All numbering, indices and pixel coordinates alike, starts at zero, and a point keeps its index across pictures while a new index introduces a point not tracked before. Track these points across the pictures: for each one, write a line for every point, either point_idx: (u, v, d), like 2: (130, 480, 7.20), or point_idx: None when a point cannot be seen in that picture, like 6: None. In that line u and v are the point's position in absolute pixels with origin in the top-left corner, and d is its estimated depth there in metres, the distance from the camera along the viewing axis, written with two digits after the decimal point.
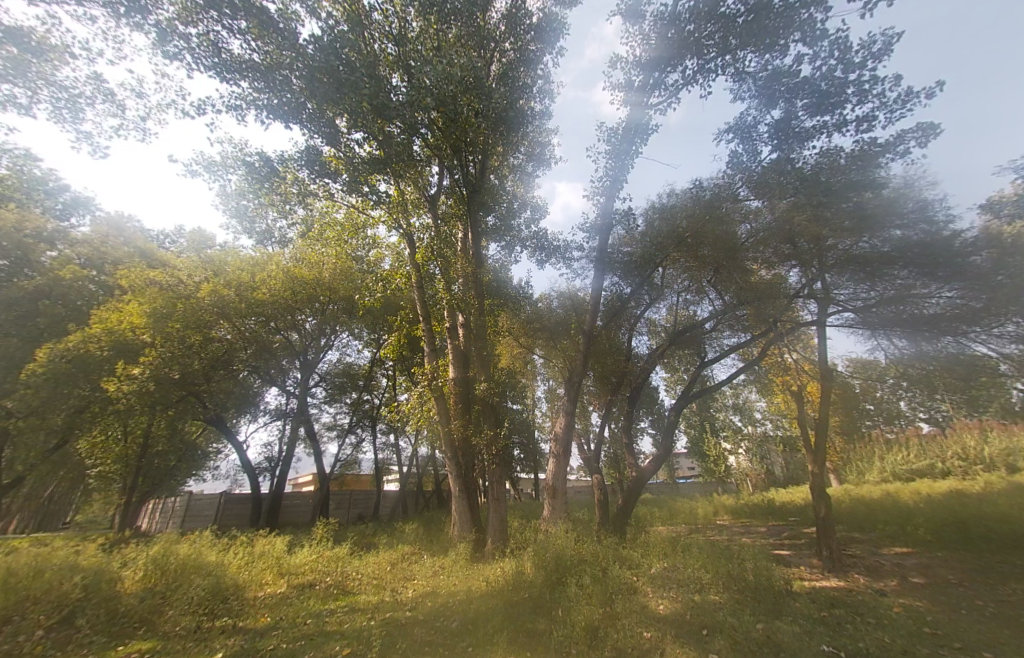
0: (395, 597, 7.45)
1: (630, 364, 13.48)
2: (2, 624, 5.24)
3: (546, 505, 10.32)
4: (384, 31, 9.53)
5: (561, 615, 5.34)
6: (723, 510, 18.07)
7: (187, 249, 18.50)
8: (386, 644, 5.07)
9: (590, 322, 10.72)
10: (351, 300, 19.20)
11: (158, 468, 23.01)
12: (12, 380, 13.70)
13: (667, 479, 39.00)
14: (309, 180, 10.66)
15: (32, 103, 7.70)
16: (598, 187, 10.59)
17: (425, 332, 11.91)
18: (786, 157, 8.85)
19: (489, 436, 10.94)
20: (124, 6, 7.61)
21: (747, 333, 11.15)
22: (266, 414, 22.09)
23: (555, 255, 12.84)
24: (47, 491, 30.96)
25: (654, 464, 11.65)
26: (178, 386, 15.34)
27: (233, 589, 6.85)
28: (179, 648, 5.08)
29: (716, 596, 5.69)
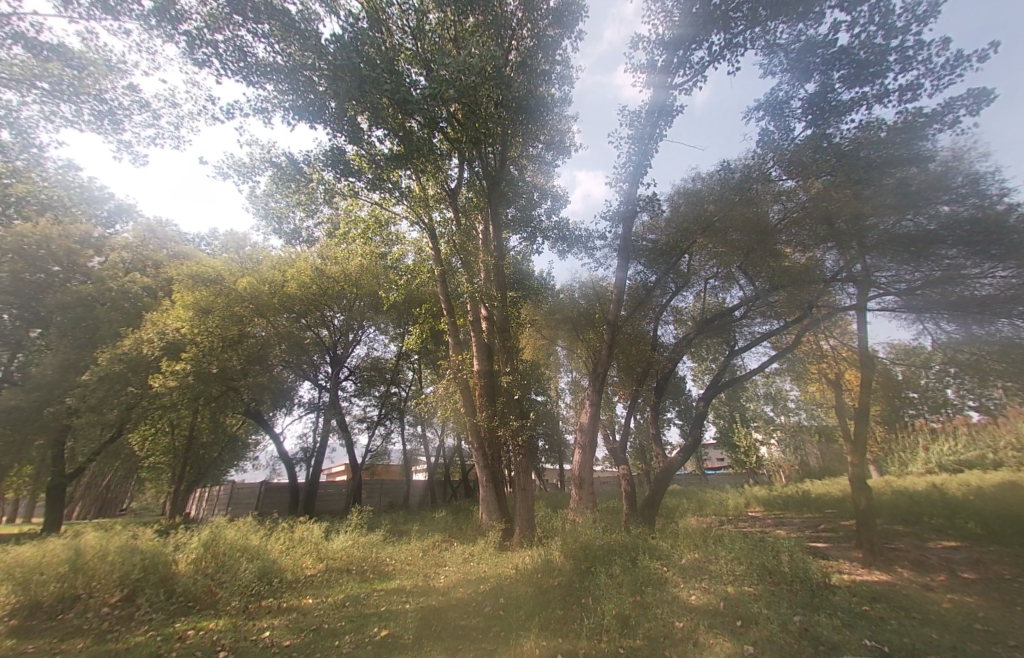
0: (429, 582, 7.68)
1: (657, 353, 13.31)
2: (78, 614, 5.70)
3: (572, 495, 10.35)
4: (402, 26, 9.58)
5: (592, 604, 5.37)
6: (755, 502, 17.67)
7: (222, 250, 19.29)
8: (421, 626, 5.30)
9: (614, 311, 10.53)
10: (376, 297, 19.58)
11: (203, 459, 24.37)
12: (74, 378, 14.72)
13: (696, 471, 38.50)
14: (333, 179, 10.85)
15: (76, 116, 8.12)
16: (621, 173, 10.34)
17: (449, 325, 12.02)
18: (821, 134, 8.45)
19: (514, 427, 10.98)
20: (156, 18, 7.91)
21: (779, 319, 10.79)
22: (299, 407, 22.94)
23: (577, 245, 12.66)
24: (105, 481, 33.38)
25: (682, 455, 11.45)
26: (218, 380, 16.02)
27: (277, 571, 7.24)
28: (231, 625, 5.41)
29: (751, 588, 5.57)
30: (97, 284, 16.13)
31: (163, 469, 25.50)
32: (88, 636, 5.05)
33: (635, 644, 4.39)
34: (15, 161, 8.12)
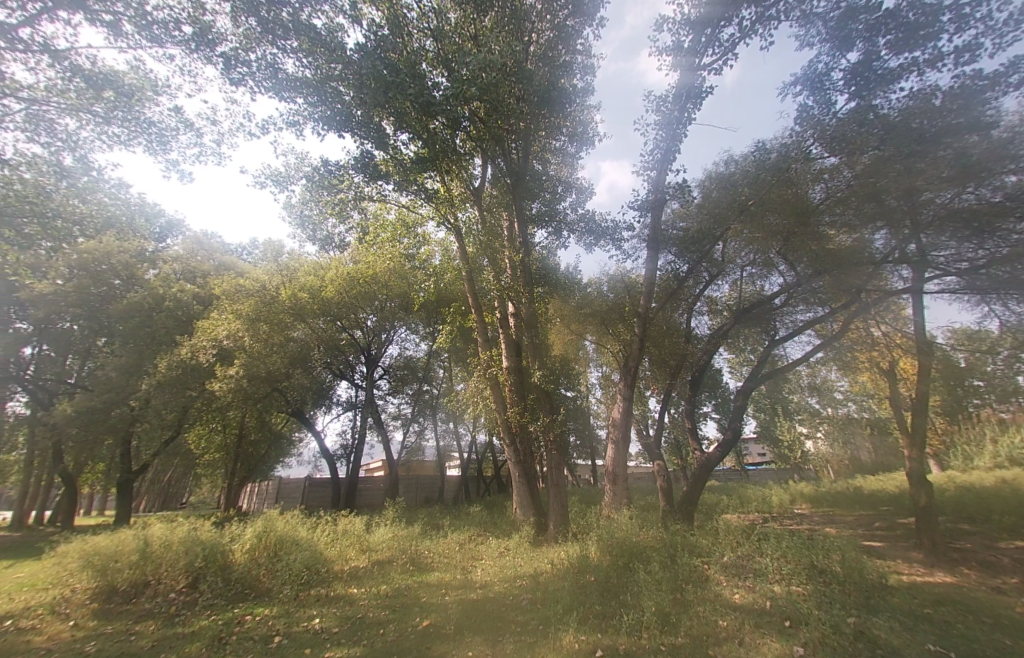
0: (467, 575, 7.80)
1: (691, 345, 12.95)
2: (147, 600, 6.15)
3: (606, 491, 10.24)
4: (422, 29, 9.69)
5: (630, 600, 5.30)
6: (801, 499, 16.87)
7: (262, 259, 20.25)
8: (462, 618, 5.40)
9: (645, 303, 10.27)
10: (406, 298, 19.93)
11: (252, 456, 25.76)
12: (136, 382, 15.89)
13: (736, 467, 37.20)
14: (362, 184, 11.14)
15: (129, 140, 8.72)
16: (648, 161, 10.08)
17: (477, 323, 12.12)
18: (867, 106, 7.91)
19: (545, 422, 10.96)
20: (194, 43, 8.34)
21: (824, 306, 10.26)
22: (338, 405, 23.80)
23: (604, 238, 12.38)
24: (166, 477, 35.93)
25: (721, 450, 11.08)
26: (264, 382, 16.86)
27: (323, 562, 7.56)
28: (284, 612, 5.70)
29: (800, 587, 5.34)
30: (152, 294, 17.31)
31: (217, 465, 27.17)
32: (158, 619, 5.48)
33: (678, 641, 4.29)
34: (78, 182, 8.84)
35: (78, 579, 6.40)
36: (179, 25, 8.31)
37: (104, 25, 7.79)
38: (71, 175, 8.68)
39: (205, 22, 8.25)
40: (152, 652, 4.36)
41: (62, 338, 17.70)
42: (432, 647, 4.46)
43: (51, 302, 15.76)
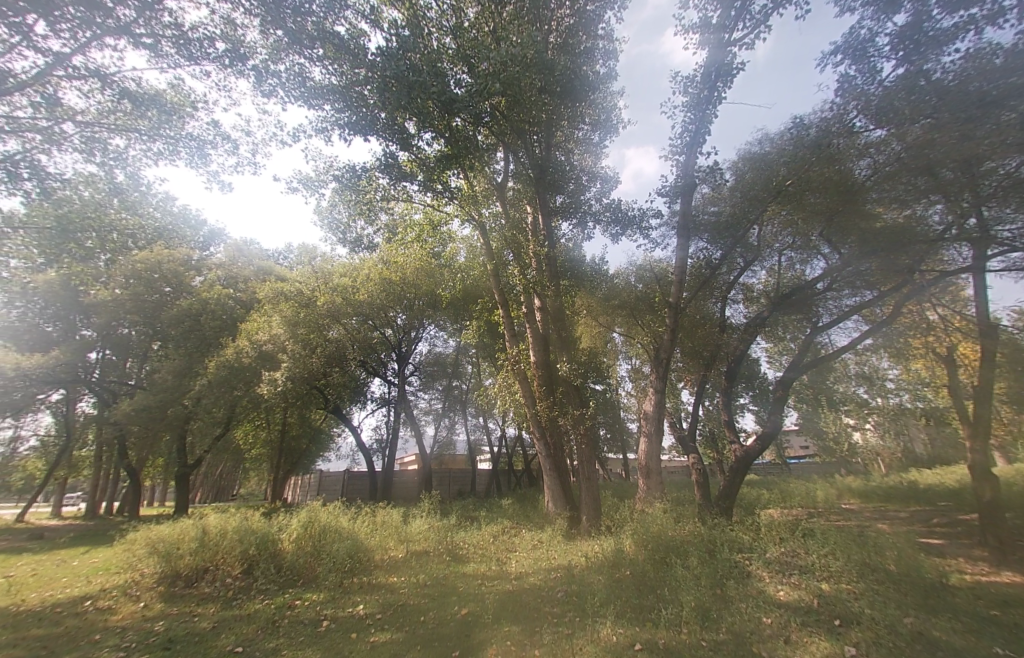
0: (503, 566, 7.89)
1: (726, 334, 12.46)
2: (206, 585, 6.57)
3: (640, 485, 10.10)
4: (440, 27, 9.73)
5: (668, 595, 5.21)
6: (849, 493, 16.07)
7: (297, 262, 21.02)
8: (499, 608, 5.47)
9: (676, 292, 9.95)
10: (434, 295, 20.15)
11: (294, 451, 27.02)
12: (187, 383, 16.93)
13: (777, 460, 35.78)
14: (389, 186, 11.35)
15: (173, 155, 9.22)
16: (676, 145, 9.76)
17: (504, 318, 12.19)
18: (917, 71, 7.33)
19: (575, 416, 10.91)
20: (228, 58, 8.71)
21: (871, 290, 9.66)
22: (372, 402, 24.49)
23: (631, 227, 12.09)
24: (217, 471, 38.26)
25: (759, 443, 10.70)
26: (303, 382, 17.54)
27: (365, 551, 7.85)
28: (330, 598, 5.96)
29: (850, 585, 5.10)
30: (199, 300, 18.37)
31: (263, 459, 28.68)
32: (217, 603, 5.86)
33: (719, 638, 4.17)
34: (129, 197, 9.41)
35: (146, 564, 6.92)
36: (213, 43, 8.70)
37: (146, 48, 8.27)
38: (124, 191, 9.25)
39: (237, 37, 8.60)
40: (213, 633, 4.66)
41: (124, 343, 19.45)
42: (471, 635, 4.54)
43: (112, 309, 17.53)
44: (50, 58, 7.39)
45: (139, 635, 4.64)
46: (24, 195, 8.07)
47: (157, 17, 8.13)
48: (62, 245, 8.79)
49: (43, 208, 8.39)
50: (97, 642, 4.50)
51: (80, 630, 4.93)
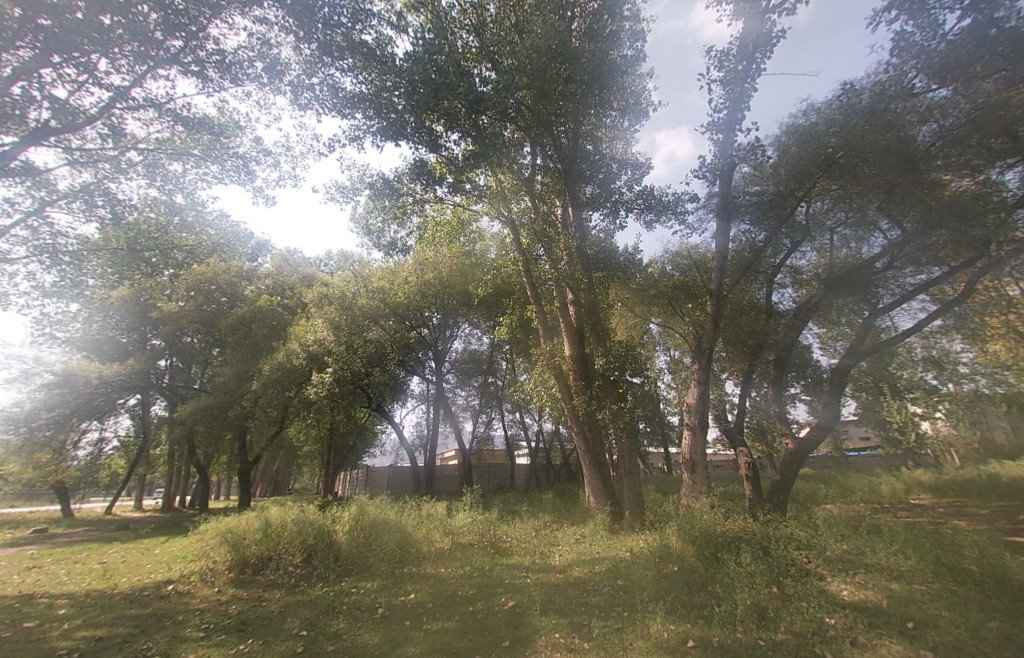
0: (548, 560, 7.91)
1: (774, 320, 11.82)
2: (271, 573, 7.02)
3: (686, 480, 9.81)
4: (463, 26, 9.81)
5: (721, 591, 5.05)
6: (918, 487, 14.89)
7: (337, 268, 21.85)
8: (546, 600, 5.50)
9: (717, 278, 9.54)
10: (467, 294, 20.15)
11: (341, 448, 28.29)
12: (244, 385, 18.12)
13: (834, 453, 33.70)
14: (419, 188, 11.56)
15: (222, 175, 9.80)
16: (712, 125, 9.34)
17: (537, 313, 12.20)
18: (988, 20, 6.66)
19: (613, 410, 10.72)
20: (266, 77, 9.18)
21: (939, 266, 8.89)
22: (412, 399, 25.15)
23: (665, 213, 11.71)
24: (274, 467, 40.71)
25: (815, 434, 10.09)
26: (348, 382, 18.28)
27: (413, 544, 8.11)
28: (383, 587, 6.20)
29: (925, 586, 4.75)
30: (251, 307, 19.54)
31: (314, 456, 30.24)
32: (282, 589, 6.25)
33: (778, 638, 3.98)
34: (186, 217, 10.16)
35: (218, 552, 7.48)
36: (253, 63, 9.18)
37: (194, 75, 8.87)
38: (181, 211, 9.98)
39: (273, 55, 9.03)
40: (281, 616, 4.96)
41: (188, 351, 21.01)
42: (520, 626, 4.59)
43: (176, 320, 18.97)
44: (112, 92, 8.05)
45: (215, 617, 5.01)
46: (100, 222, 9.04)
47: (201, 45, 8.72)
48: (133, 263, 9.72)
49: (117, 232, 9.29)
50: (180, 622, 4.92)
51: (165, 611, 5.40)
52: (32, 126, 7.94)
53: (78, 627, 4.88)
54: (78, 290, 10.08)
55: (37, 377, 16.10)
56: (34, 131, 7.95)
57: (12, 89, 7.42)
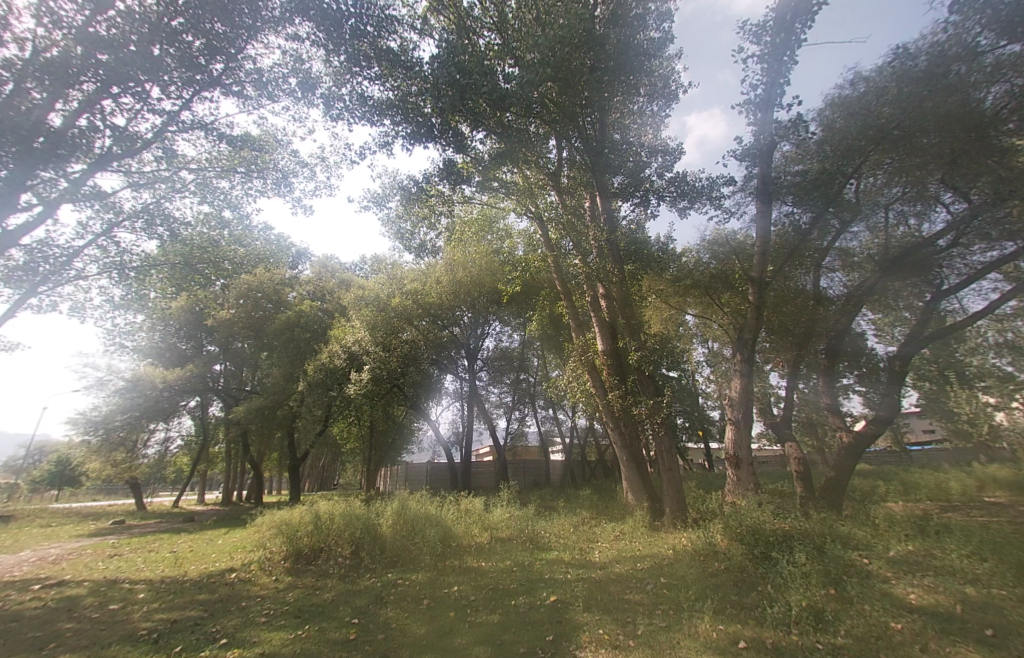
0: (588, 556, 7.86)
1: (823, 307, 11.17)
2: (322, 563, 7.37)
3: (730, 476, 9.45)
4: (486, 24, 9.84)
5: (772, 591, 4.84)
6: (993, 484, 13.69)
7: (371, 271, 22.52)
8: (587, 596, 5.47)
9: (758, 265, 9.11)
10: (496, 291, 20.17)
11: (382, 445, 29.27)
12: (290, 387, 19.12)
13: (893, 448, 31.46)
14: (447, 188, 11.69)
15: (263, 187, 10.30)
16: (748, 105, 8.92)
17: (568, 308, 12.10)
18: None
19: (650, 405, 10.46)
20: (301, 91, 9.57)
21: (1013, 241, 8.12)
22: (446, 397, 25.60)
23: (699, 199, 11.31)
24: (320, 464, 42.69)
25: (873, 427, 9.45)
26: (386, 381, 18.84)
27: (454, 538, 8.27)
28: (426, 579, 6.36)
29: (1006, 590, 4.35)
30: (293, 312, 20.50)
31: (356, 453, 31.48)
32: (333, 579, 6.54)
33: (838, 641, 3.73)
34: (236, 231, 10.50)
35: (273, 544, 7.92)
36: (288, 79, 9.60)
37: (236, 94, 9.38)
38: (231, 225, 10.38)
39: (306, 70, 9.41)
40: (334, 604, 5.20)
41: (239, 355, 22.33)
42: (563, 621, 4.58)
43: (227, 327, 20.19)
44: (164, 116, 8.64)
45: (274, 604, 5.32)
46: (160, 238, 9.84)
47: (240, 66, 9.20)
48: (191, 276, 10.45)
49: (175, 247, 10.09)
50: (244, 607, 5.25)
51: (229, 597, 5.79)
52: (98, 153, 8.67)
53: (156, 609, 5.32)
54: (143, 302, 10.98)
55: (112, 383, 17.92)
56: (99, 158, 8.67)
57: (79, 121, 8.16)
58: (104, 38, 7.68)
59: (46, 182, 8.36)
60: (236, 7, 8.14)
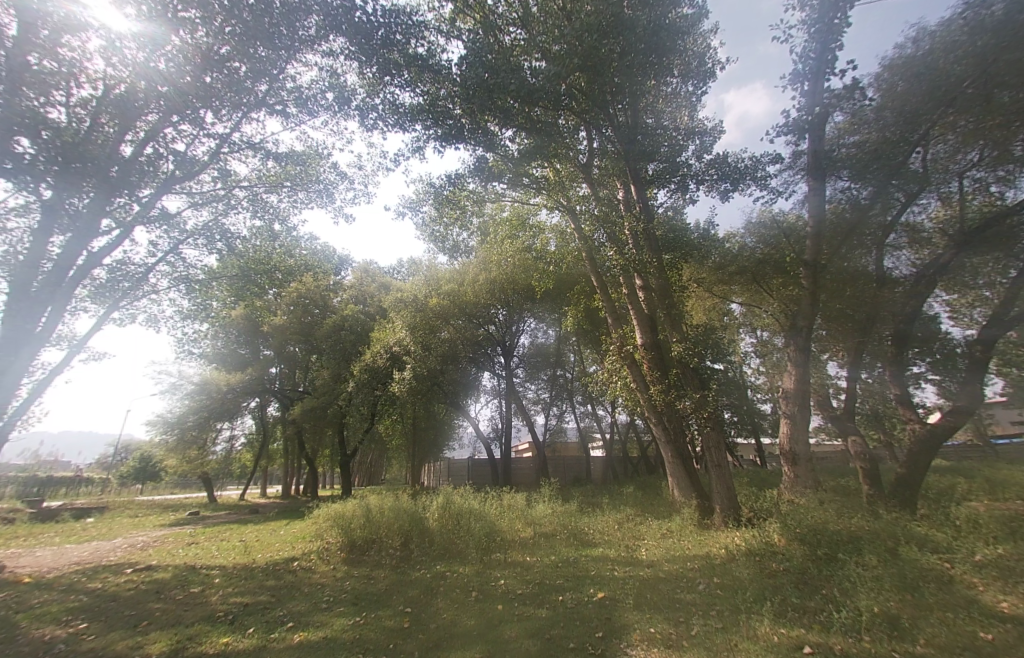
0: (635, 553, 7.65)
1: (887, 290, 10.29)
2: (374, 555, 7.64)
3: (786, 473, 8.91)
4: (511, 21, 9.78)
5: (838, 595, 4.50)
6: None
7: (408, 274, 23.08)
8: (637, 595, 5.31)
9: (812, 248, 8.50)
10: (529, 287, 20.07)
11: (425, 442, 30.07)
12: (339, 387, 20.36)
13: (975, 442, 28.49)
14: (478, 186, 11.76)
15: (307, 199, 10.79)
16: (795, 77, 8.32)
17: (605, 302, 11.86)
18: None
19: (696, 399, 10.03)
20: (337, 104, 9.94)
21: None
22: (485, 394, 25.86)
23: (743, 181, 10.69)
24: (368, 460, 44.50)
25: (953, 419, 8.56)
26: (427, 379, 19.33)
27: (499, 532, 8.32)
28: (473, 572, 6.43)
29: None
30: (338, 317, 21.44)
31: (402, 450, 32.53)
32: (386, 569, 6.77)
33: (918, 650, 3.40)
34: (285, 242, 11.15)
35: (330, 535, 8.31)
36: (325, 93, 9.97)
37: (279, 113, 9.89)
38: (280, 237, 11.02)
39: (341, 83, 9.75)
40: (386, 594, 5.37)
41: (291, 358, 23.64)
42: (612, 618, 4.49)
43: (278, 332, 21.40)
44: (218, 139, 9.25)
45: (332, 592, 5.55)
46: (219, 252, 10.52)
47: (282, 86, 9.67)
48: (247, 286, 11.14)
49: (232, 260, 10.77)
50: (304, 594, 5.53)
51: (291, 584, 6.12)
52: (163, 177, 9.42)
53: (227, 594, 5.72)
54: (206, 311, 11.84)
55: (183, 387, 19.49)
56: (164, 181, 9.41)
57: (145, 149, 8.91)
58: (163, 72, 8.33)
59: (121, 207, 9.20)
60: (275, 30, 8.58)
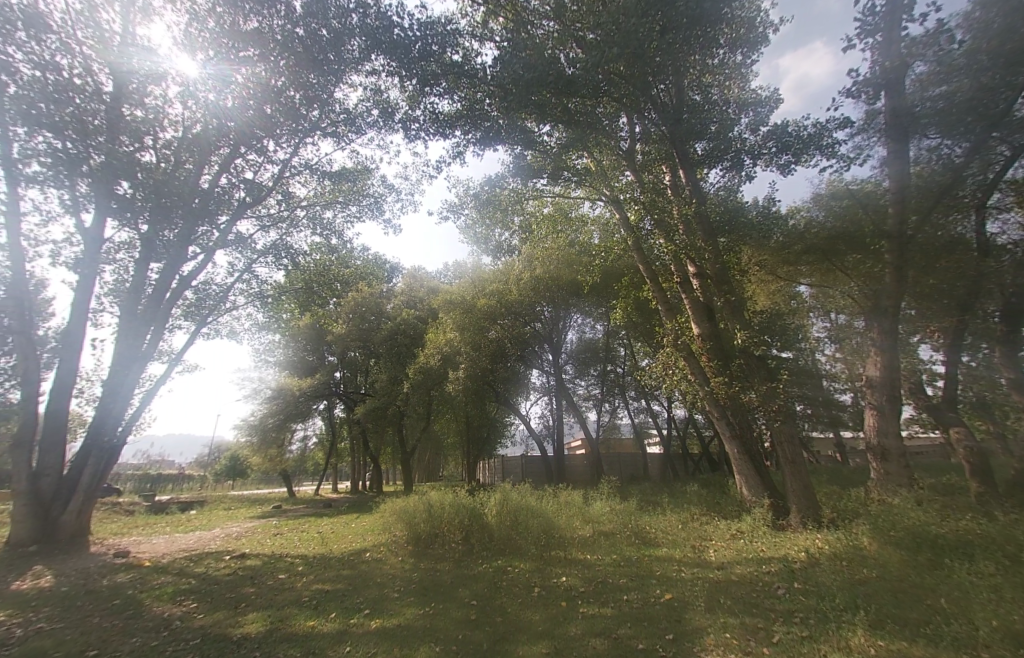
0: (704, 554, 7.28)
1: (991, 261, 9.02)
2: (437, 548, 7.88)
3: (875, 470, 8.06)
4: (544, 14, 9.66)
5: (947, 605, 3.99)
6: None
7: (454, 276, 23.61)
8: (709, 598, 5.03)
9: (895, 220, 7.62)
10: (575, 282, 19.77)
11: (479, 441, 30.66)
12: (396, 387, 21.34)
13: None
14: (519, 183, 11.78)
15: (359, 213, 11.36)
16: (864, 32, 7.48)
17: (655, 292, 11.41)
18: None
19: (763, 391, 9.33)
20: (383, 120, 10.36)
21: None
22: (536, 392, 25.83)
23: (806, 152, 9.83)
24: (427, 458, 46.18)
25: None
26: (478, 377, 19.86)
27: (559, 529, 8.26)
28: (534, 568, 6.43)
29: None
30: (393, 322, 22.51)
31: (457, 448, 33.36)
32: (449, 563, 6.95)
33: None
34: (342, 255, 11.81)
35: (396, 528, 8.70)
36: (371, 110, 10.41)
37: (332, 134, 10.49)
38: (337, 250, 11.69)
39: (384, 100, 10.15)
40: (451, 586, 5.51)
41: (352, 363, 25.00)
42: (682, 620, 4.29)
43: (340, 339, 22.79)
44: (280, 165, 10.00)
45: (401, 582, 5.80)
46: (285, 267, 11.37)
47: (333, 109, 10.22)
48: (311, 297, 11.96)
49: (296, 274, 11.60)
50: (376, 583, 5.83)
51: (365, 574, 6.48)
52: (237, 203, 10.35)
53: (309, 581, 6.16)
54: (276, 323, 12.84)
55: (262, 391, 21.39)
56: (237, 207, 10.34)
57: (221, 179, 9.83)
58: (230, 107, 9.15)
59: (204, 234, 10.21)
60: (322, 56, 8.94)
